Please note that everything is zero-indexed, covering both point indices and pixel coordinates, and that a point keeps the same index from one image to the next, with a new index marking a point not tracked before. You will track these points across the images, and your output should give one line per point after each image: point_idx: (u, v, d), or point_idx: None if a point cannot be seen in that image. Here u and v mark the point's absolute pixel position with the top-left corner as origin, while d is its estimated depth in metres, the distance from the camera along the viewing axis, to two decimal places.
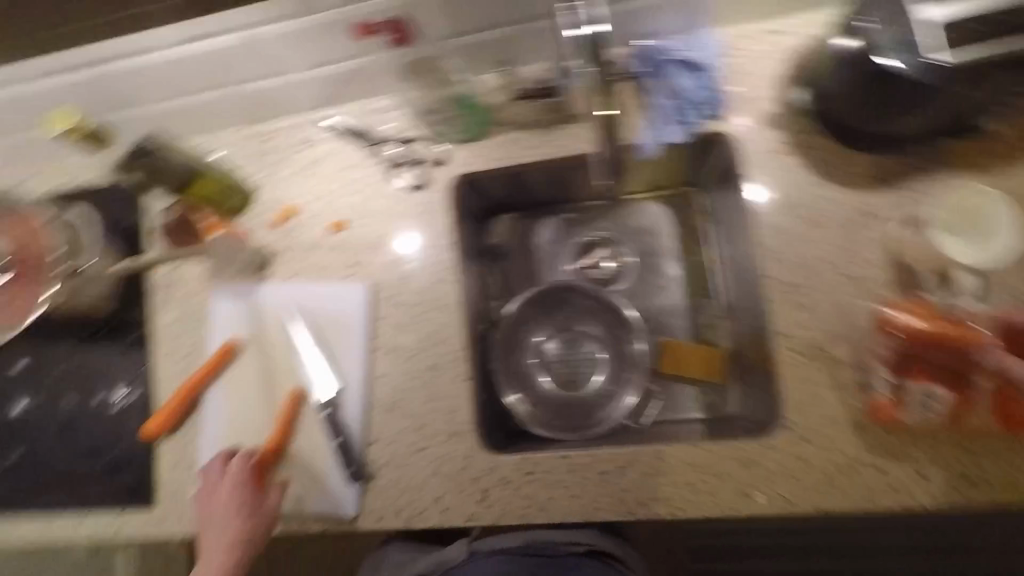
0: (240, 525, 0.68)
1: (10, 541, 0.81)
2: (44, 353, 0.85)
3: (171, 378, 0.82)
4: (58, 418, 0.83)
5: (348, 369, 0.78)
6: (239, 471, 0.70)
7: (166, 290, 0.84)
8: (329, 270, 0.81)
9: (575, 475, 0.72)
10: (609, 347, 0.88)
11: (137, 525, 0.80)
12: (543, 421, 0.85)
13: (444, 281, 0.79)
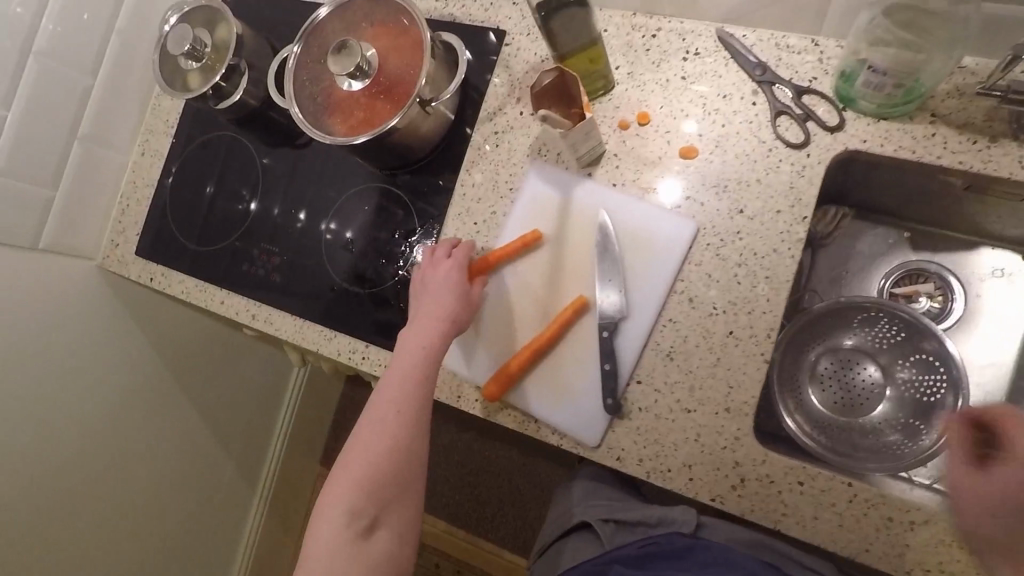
0: (443, 301, 0.73)
1: (267, 326, 0.91)
2: (359, 171, 0.92)
3: (458, 238, 0.82)
4: (344, 239, 0.90)
5: (640, 300, 0.73)
6: (455, 261, 0.75)
7: (485, 151, 0.83)
8: (659, 195, 0.75)
9: (852, 508, 0.65)
10: (899, 388, 0.79)
11: (380, 359, 0.83)
12: (807, 432, 0.77)
13: (787, 255, 0.70)
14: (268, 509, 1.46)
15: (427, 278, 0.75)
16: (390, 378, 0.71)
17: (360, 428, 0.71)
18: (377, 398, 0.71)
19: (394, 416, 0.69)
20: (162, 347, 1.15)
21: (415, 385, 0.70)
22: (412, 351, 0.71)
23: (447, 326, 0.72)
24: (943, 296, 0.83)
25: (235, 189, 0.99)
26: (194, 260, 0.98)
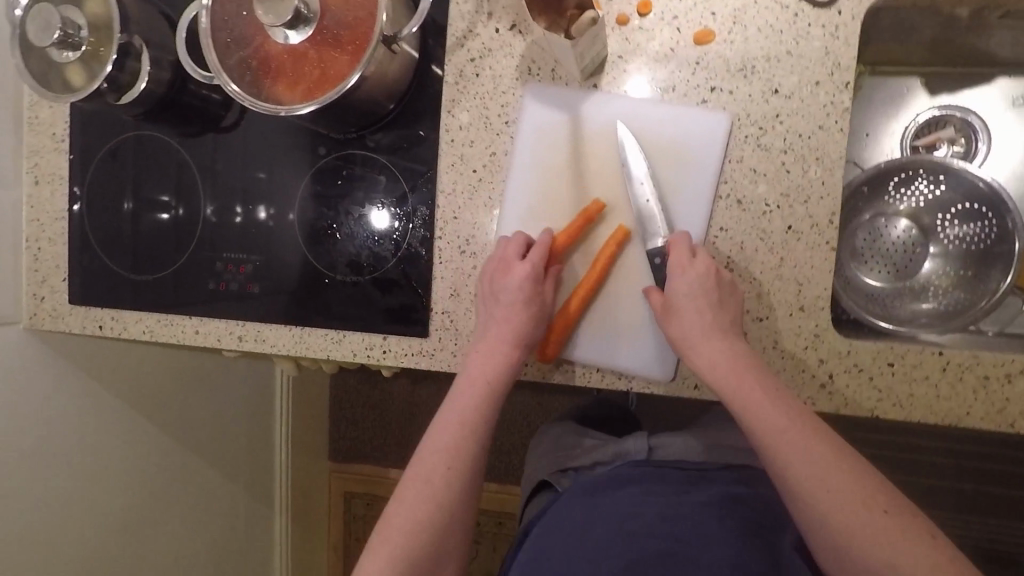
0: (520, 324, 0.64)
1: (260, 345, 0.79)
2: (307, 140, 0.77)
3: (458, 191, 0.72)
4: (324, 224, 0.76)
5: (682, 213, 0.66)
6: (533, 265, 0.64)
7: (466, 84, 0.71)
8: (680, 92, 0.66)
9: (947, 377, 0.62)
10: (950, 239, 0.76)
11: (404, 349, 0.74)
12: (867, 305, 0.75)
13: (834, 130, 0.63)
14: (291, 520, 1.37)
15: (499, 284, 0.65)
16: (446, 424, 0.65)
17: (402, 484, 0.64)
18: (427, 447, 0.65)
19: (442, 471, 0.63)
20: (141, 391, 1.01)
21: (471, 437, 0.64)
22: (473, 394, 0.65)
23: (516, 358, 0.65)
24: (966, 138, 0.82)
25: (166, 199, 0.82)
26: (146, 292, 0.83)
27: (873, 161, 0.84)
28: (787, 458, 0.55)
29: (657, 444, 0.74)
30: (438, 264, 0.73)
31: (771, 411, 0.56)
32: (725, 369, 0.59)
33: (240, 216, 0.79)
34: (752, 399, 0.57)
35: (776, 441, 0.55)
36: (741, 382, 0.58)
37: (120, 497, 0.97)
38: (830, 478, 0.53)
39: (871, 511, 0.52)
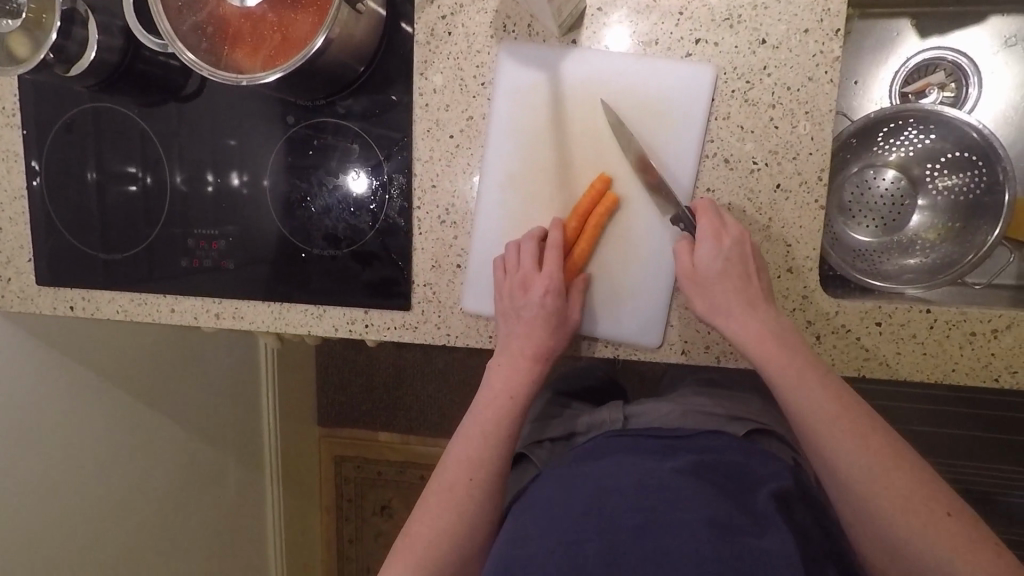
0: (541, 338, 0.65)
1: (239, 322, 0.77)
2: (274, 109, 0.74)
3: (435, 158, 0.69)
4: (297, 197, 0.73)
5: (668, 175, 0.63)
6: (554, 277, 0.63)
7: (438, 44, 0.67)
8: (663, 45, 0.63)
9: (935, 334, 0.62)
10: (937, 191, 0.75)
11: (386, 323, 0.72)
12: (854, 261, 0.74)
13: (825, 81, 0.60)
14: (283, 488, 1.40)
15: (521, 299, 0.65)
16: (470, 436, 0.67)
17: (429, 494, 0.67)
18: (451, 458, 0.67)
19: (465, 483, 0.65)
20: (123, 368, 1.00)
21: (495, 449, 0.66)
22: (497, 406, 0.67)
23: (537, 371, 0.67)
24: (956, 82, 0.79)
25: (133, 170, 0.78)
26: (116, 272, 0.80)
27: (862, 110, 0.81)
28: (853, 451, 0.55)
29: (633, 413, 0.77)
30: (418, 235, 0.71)
31: (814, 395, 0.57)
32: (773, 348, 0.58)
33: (211, 184, 0.76)
34: (791, 375, 0.57)
35: (833, 429, 0.56)
36: (783, 361, 0.58)
37: (111, 473, 0.98)
38: (886, 468, 0.54)
39: (933, 507, 0.52)
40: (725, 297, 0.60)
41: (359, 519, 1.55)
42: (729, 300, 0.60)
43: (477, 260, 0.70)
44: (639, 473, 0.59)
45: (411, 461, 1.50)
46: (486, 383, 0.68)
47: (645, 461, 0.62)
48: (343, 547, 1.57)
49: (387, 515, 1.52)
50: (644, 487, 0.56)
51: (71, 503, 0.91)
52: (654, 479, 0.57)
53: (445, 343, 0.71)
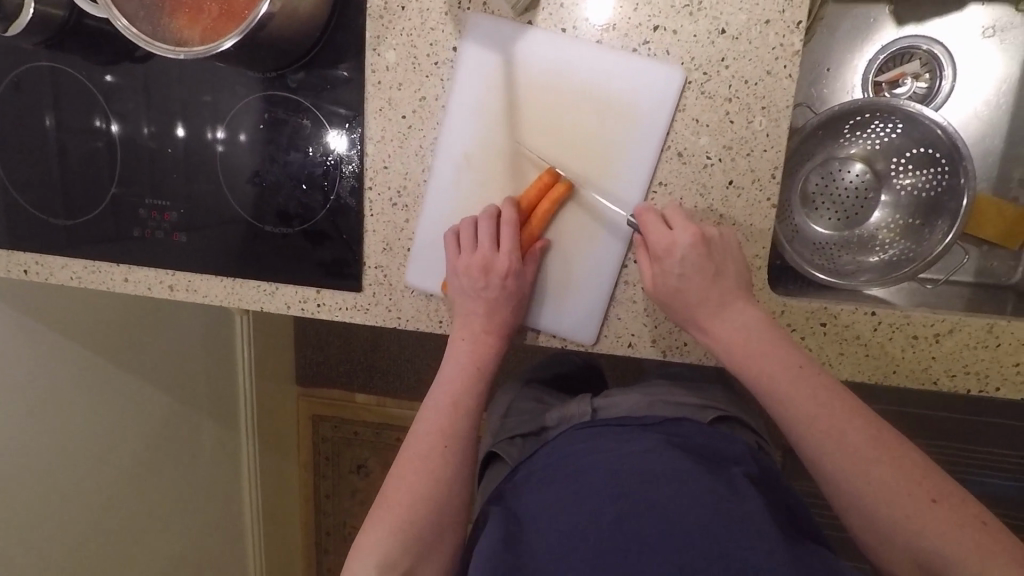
0: (503, 313, 0.65)
1: (192, 295, 0.77)
2: (225, 78, 0.71)
3: (388, 138, 0.68)
4: (249, 172, 0.71)
5: (622, 167, 0.63)
6: (510, 255, 0.63)
7: (391, 19, 0.65)
8: (621, 32, 0.61)
9: (877, 337, 0.62)
10: (901, 187, 0.74)
11: (338, 303, 0.72)
12: (811, 256, 0.73)
13: (783, 76, 0.59)
14: (260, 443, 1.38)
15: (480, 277, 0.64)
16: (437, 406, 0.67)
17: (404, 462, 0.65)
18: (421, 429, 0.66)
19: (439, 450, 0.65)
20: (91, 324, 0.98)
21: (462, 417, 0.67)
22: (462, 377, 0.67)
23: (498, 344, 0.67)
24: (931, 73, 0.77)
25: (100, 123, 0.75)
26: (70, 238, 0.78)
27: (834, 99, 0.79)
28: (839, 444, 0.54)
29: (602, 405, 0.73)
30: (369, 217, 0.70)
31: (807, 388, 0.55)
32: (758, 347, 0.57)
33: (184, 135, 0.73)
34: (773, 372, 0.56)
35: (816, 419, 0.54)
36: (767, 360, 0.56)
37: (75, 429, 0.95)
38: (872, 455, 0.53)
39: (918, 492, 0.51)
40: (698, 295, 0.59)
41: (337, 476, 1.54)
42: (701, 302, 0.59)
43: (426, 243, 0.69)
44: (612, 456, 0.57)
45: (390, 422, 1.48)
46: (448, 356, 0.68)
47: (618, 443, 0.60)
48: (320, 502, 1.56)
49: (363, 474, 1.52)
50: (615, 473, 0.55)
51: (35, 457, 0.89)
52: (625, 463, 0.56)
53: (395, 327, 0.72)
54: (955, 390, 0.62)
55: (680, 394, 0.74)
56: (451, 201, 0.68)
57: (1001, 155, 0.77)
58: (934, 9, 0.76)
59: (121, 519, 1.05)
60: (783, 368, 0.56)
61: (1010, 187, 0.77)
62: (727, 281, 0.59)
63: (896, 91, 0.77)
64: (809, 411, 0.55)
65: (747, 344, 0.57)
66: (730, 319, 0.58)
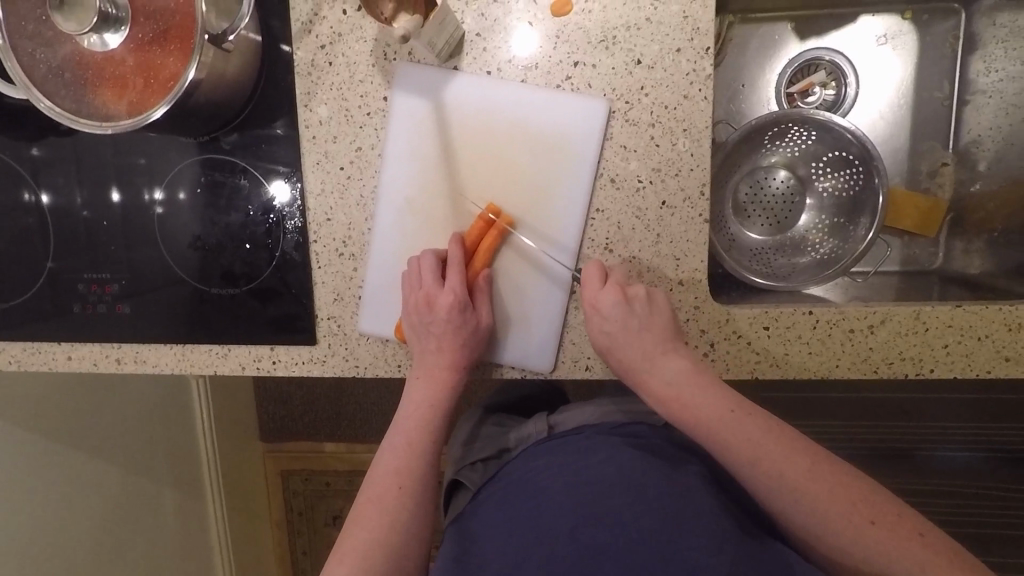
0: (454, 351, 0.65)
1: (141, 366, 0.75)
2: (156, 144, 0.70)
3: (328, 191, 0.68)
4: (190, 238, 0.71)
5: (558, 199, 0.65)
6: (455, 290, 0.64)
7: (320, 74, 0.66)
8: (543, 69, 0.64)
9: (818, 334, 0.66)
10: (823, 189, 0.78)
11: (293, 358, 0.71)
12: (749, 263, 0.77)
13: (699, 98, 0.62)
14: (228, 507, 1.33)
15: (425, 316, 0.65)
16: (395, 447, 0.67)
17: (359, 506, 0.65)
18: (377, 470, 0.66)
19: (394, 491, 0.64)
20: (38, 408, 0.93)
21: (419, 458, 0.66)
22: (419, 416, 0.67)
23: (455, 380, 0.67)
24: (836, 81, 0.82)
25: (28, 197, 0.73)
26: (7, 321, 0.75)
27: (752, 111, 0.84)
28: (777, 475, 0.56)
29: (558, 421, 0.76)
30: (317, 269, 0.70)
31: (740, 431, 0.58)
32: (690, 397, 0.60)
33: (118, 199, 0.72)
34: (706, 418, 0.59)
35: (757, 458, 0.56)
36: (697, 407, 0.59)
37: (31, 521, 0.90)
38: (810, 485, 0.55)
39: (857, 515, 0.54)
40: (633, 353, 0.63)
41: (311, 529, 1.49)
42: (638, 359, 0.63)
43: (376, 289, 0.69)
44: (569, 470, 0.59)
45: (361, 468, 1.45)
46: (405, 395, 0.68)
47: (577, 458, 0.61)
48: (297, 559, 1.51)
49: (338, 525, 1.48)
50: (573, 483, 0.57)
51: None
52: (583, 473, 0.58)
53: (354, 375, 0.71)
54: (895, 376, 0.66)
55: (642, 403, 0.75)
56: (399, 246, 0.68)
57: (910, 150, 0.82)
58: (831, 22, 0.81)
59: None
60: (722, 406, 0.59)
61: (921, 178, 0.82)
62: (656, 333, 0.62)
63: (808, 100, 0.82)
64: (749, 440, 0.57)
65: (689, 387, 0.60)
66: (669, 370, 0.61)
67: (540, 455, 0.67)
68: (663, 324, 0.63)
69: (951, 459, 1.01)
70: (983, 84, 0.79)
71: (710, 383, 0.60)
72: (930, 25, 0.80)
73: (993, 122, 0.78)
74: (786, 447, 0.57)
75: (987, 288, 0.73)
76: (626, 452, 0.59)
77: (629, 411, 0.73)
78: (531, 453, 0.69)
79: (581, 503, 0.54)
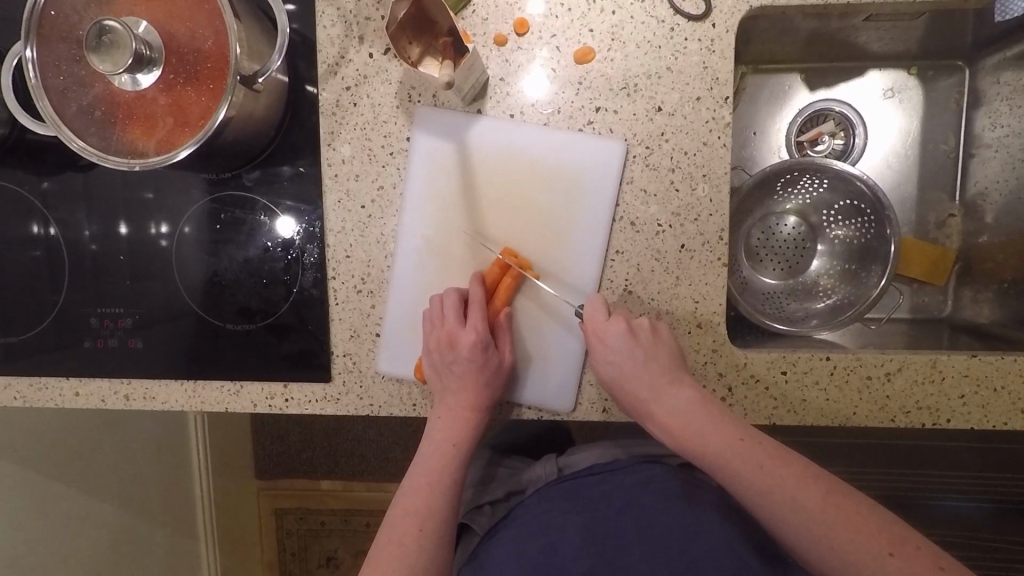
0: (476, 389, 0.65)
1: (150, 403, 0.73)
2: (173, 180, 0.70)
3: (348, 228, 0.69)
4: (207, 273, 0.70)
5: (578, 241, 0.66)
6: (477, 328, 0.64)
7: (344, 114, 0.67)
8: (565, 114, 0.65)
9: (835, 381, 0.66)
10: (834, 235, 0.80)
11: (307, 396, 0.70)
12: (762, 307, 0.77)
13: (719, 145, 0.64)
14: (221, 547, 1.30)
15: (448, 355, 0.65)
16: (414, 487, 0.65)
17: (377, 551, 0.63)
18: (397, 513, 0.65)
19: (414, 534, 0.63)
20: (34, 444, 0.90)
21: (438, 498, 0.65)
22: (439, 455, 0.66)
23: (476, 419, 0.67)
24: (845, 131, 0.85)
25: (37, 230, 0.73)
26: (15, 355, 0.74)
27: (764, 159, 0.86)
28: (782, 502, 0.56)
29: (566, 463, 0.76)
30: (334, 306, 0.69)
31: (748, 459, 0.57)
32: (698, 425, 0.60)
33: (125, 232, 0.72)
34: (715, 449, 0.58)
35: (767, 489, 0.56)
36: (707, 438, 0.59)
37: (21, 562, 0.86)
38: (812, 508, 0.55)
39: (876, 547, 0.53)
40: (638, 383, 0.62)
41: (304, 570, 1.44)
42: (646, 387, 0.62)
43: (394, 327, 0.69)
44: (585, 519, 0.60)
45: (358, 507, 1.41)
46: (426, 435, 0.67)
47: (593, 506, 0.62)
48: None
49: (332, 567, 1.44)
50: (589, 532, 0.58)
51: None
52: (601, 523, 0.59)
53: (368, 414, 0.70)
54: (912, 425, 0.66)
55: (655, 445, 0.74)
56: (419, 286, 0.68)
57: (917, 199, 0.84)
58: (839, 74, 0.84)
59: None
60: (729, 435, 0.58)
61: (928, 228, 0.84)
62: (664, 364, 0.62)
63: (817, 148, 0.84)
64: (757, 468, 0.57)
65: (696, 417, 0.60)
66: (674, 400, 0.61)
67: (556, 498, 0.66)
68: (668, 352, 0.62)
69: (958, 508, 1.00)
70: (988, 138, 0.79)
71: (716, 411, 0.60)
72: (934, 79, 0.82)
73: (998, 174, 0.78)
74: (796, 479, 0.56)
75: (999, 335, 0.74)
76: (641, 498, 0.60)
77: (641, 451, 0.72)
78: (546, 494, 0.68)
79: (603, 554, 0.55)
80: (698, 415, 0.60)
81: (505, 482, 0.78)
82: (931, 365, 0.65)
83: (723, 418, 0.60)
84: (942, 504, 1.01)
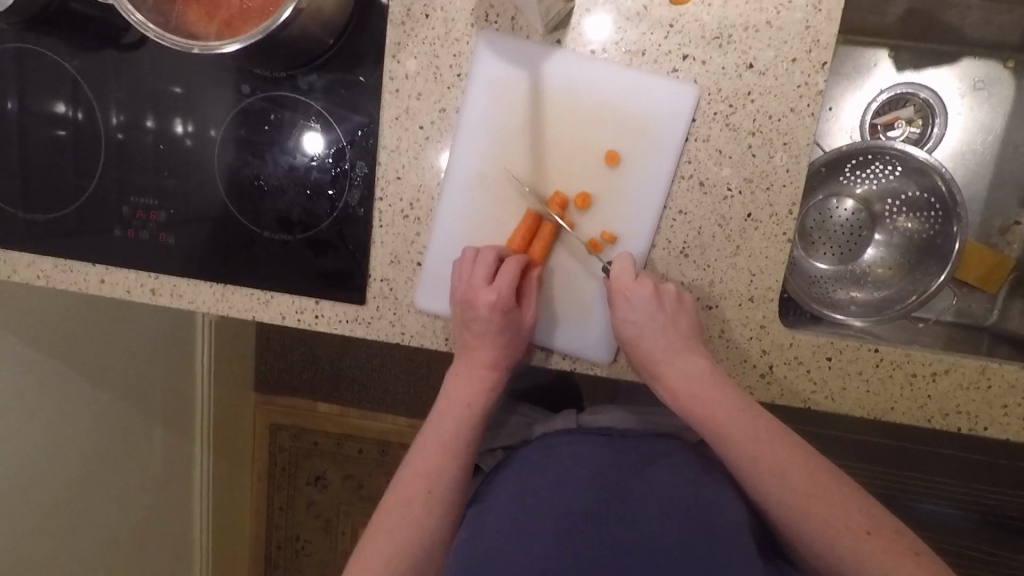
0: (498, 351, 0.65)
1: (177, 301, 0.71)
2: (220, 72, 0.66)
3: (403, 149, 0.65)
4: (249, 175, 0.67)
5: (636, 196, 0.63)
6: (501, 292, 0.61)
7: (414, 26, 0.63)
8: (650, 57, 0.61)
9: (879, 373, 0.64)
10: (898, 229, 0.77)
11: (338, 316, 0.69)
12: (806, 287, 0.75)
13: (806, 114, 0.60)
14: (215, 453, 1.30)
15: (471, 314, 0.64)
16: (443, 417, 0.66)
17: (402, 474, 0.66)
18: (425, 440, 0.66)
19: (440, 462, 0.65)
20: (40, 327, 0.88)
21: (467, 427, 0.66)
22: (473, 387, 0.67)
23: (495, 380, 0.67)
24: (923, 119, 0.81)
25: (62, 107, 0.69)
26: (40, 233, 0.71)
27: (832, 136, 0.82)
28: (799, 509, 0.54)
29: (586, 420, 0.74)
30: (378, 228, 0.67)
31: (741, 424, 0.57)
32: (710, 398, 0.58)
33: (152, 126, 0.69)
34: (719, 417, 0.57)
35: (758, 456, 0.56)
36: (714, 406, 0.58)
37: (17, 442, 0.85)
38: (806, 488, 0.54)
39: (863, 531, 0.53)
40: (656, 347, 0.60)
41: (291, 487, 1.45)
42: (661, 355, 0.61)
43: (437, 261, 0.67)
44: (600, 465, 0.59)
45: (350, 433, 1.42)
46: (443, 394, 0.68)
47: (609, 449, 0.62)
48: (273, 515, 1.47)
49: (320, 486, 1.44)
50: (599, 485, 0.56)
51: None
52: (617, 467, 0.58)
53: (399, 343, 0.69)
54: (949, 428, 0.64)
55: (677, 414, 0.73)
56: (469, 222, 0.66)
57: (984, 201, 0.81)
58: (930, 57, 0.80)
59: (58, 537, 0.95)
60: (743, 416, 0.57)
61: (990, 232, 0.82)
62: (682, 330, 0.60)
63: (891, 134, 0.81)
64: (770, 447, 0.56)
65: (710, 390, 0.58)
66: (691, 369, 0.60)
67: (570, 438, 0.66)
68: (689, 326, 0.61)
69: (938, 512, 1.00)
70: None
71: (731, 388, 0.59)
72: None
73: None
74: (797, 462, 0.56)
75: None
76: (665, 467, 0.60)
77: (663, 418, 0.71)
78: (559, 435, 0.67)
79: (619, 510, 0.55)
80: (711, 385, 0.59)
81: (521, 430, 0.77)
82: (978, 369, 0.63)
83: (735, 396, 0.58)
84: (942, 509, 1.00)
